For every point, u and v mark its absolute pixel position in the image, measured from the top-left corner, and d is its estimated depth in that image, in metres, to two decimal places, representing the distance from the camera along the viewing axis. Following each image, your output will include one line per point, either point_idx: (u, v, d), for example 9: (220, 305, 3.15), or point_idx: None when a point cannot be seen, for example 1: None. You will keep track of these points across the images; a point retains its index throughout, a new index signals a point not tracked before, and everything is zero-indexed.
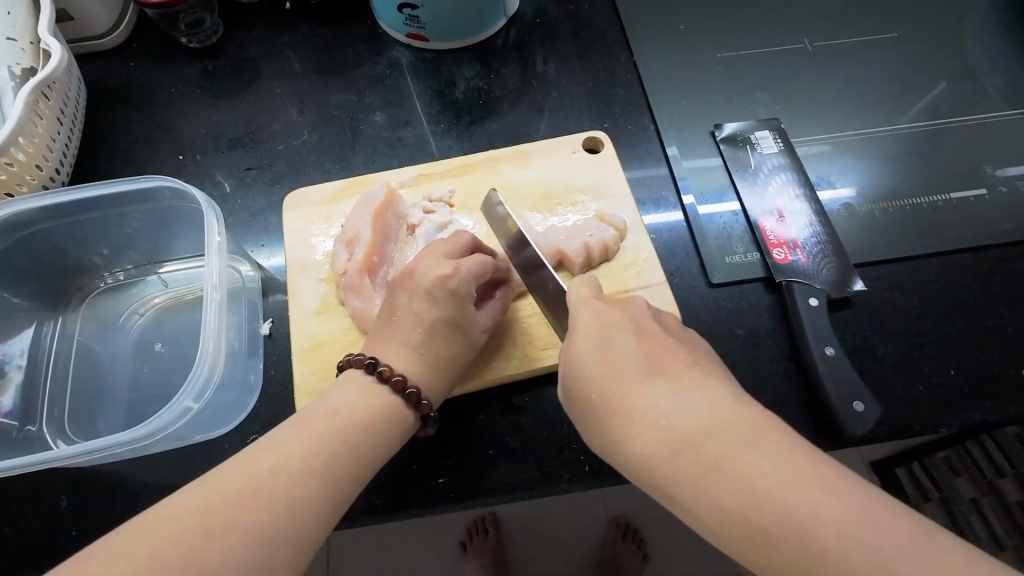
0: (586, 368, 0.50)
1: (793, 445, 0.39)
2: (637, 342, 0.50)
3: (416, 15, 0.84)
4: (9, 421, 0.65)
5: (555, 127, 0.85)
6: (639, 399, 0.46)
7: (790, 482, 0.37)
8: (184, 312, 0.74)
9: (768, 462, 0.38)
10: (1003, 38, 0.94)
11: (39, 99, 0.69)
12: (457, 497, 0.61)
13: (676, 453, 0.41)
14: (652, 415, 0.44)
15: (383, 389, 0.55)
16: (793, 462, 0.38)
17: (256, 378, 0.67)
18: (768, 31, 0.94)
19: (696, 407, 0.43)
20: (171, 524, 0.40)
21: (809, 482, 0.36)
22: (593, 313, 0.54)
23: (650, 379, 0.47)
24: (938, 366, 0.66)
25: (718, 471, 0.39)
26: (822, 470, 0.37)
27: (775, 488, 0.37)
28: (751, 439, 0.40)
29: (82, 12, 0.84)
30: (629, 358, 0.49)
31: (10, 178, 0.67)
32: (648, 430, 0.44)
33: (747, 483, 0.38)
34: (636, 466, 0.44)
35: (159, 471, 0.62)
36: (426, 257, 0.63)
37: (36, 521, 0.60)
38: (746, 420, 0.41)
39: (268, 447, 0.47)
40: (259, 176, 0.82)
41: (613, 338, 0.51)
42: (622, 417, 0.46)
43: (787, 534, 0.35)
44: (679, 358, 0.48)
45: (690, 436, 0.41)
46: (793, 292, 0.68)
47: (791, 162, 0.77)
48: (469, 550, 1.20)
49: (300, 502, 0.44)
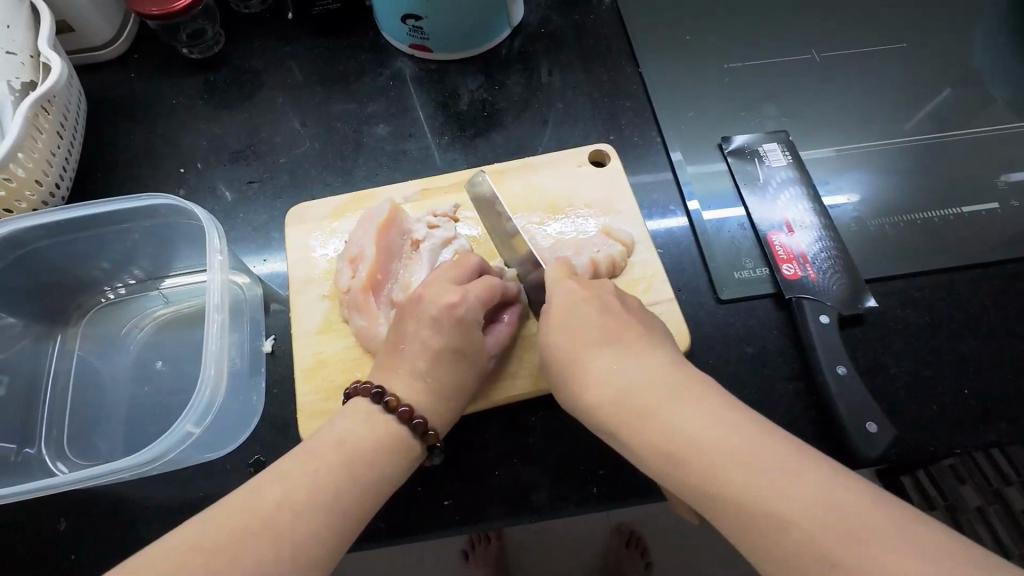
0: (553, 339, 0.57)
1: (713, 401, 0.46)
2: (599, 316, 0.57)
3: (419, 26, 0.83)
4: (7, 443, 0.64)
5: (560, 139, 0.84)
6: (595, 362, 0.53)
7: (712, 431, 0.44)
8: (185, 329, 0.73)
9: (696, 414, 0.45)
10: (1012, 47, 0.93)
11: (39, 114, 0.69)
12: (463, 520, 0.60)
13: (621, 405, 0.49)
14: (601, 373, 0.52)
15: (390, 419, 0.54)
16: (713, 413, 0.45)
17: (259, 398, 0.66)
18: (775, 41, 0.93)
19: (642, 371, 0.51)
20: (173, 557, 0.40)
21: (727, 431, 0.43)
22: (568, 291, 0.60)
23: (605, 348, 0.54)
24: (951, 385, 0.65)
25: (653, 420, 0.47)
26: (733, 419, 0.44)
27: (697, 434, 0.44)
28: (679, 393, 0.47)
29: (82, 24, 0.83)
30: (589, 330, 0.56)
31: (10, 195, 0.66)
32: (597, 385, 0.52)
33: (676, 431, 0.45)
34: (588, 413, 0.52)
35: (160, 494, 0.61)
36: (434, 282, 0.63)
37: (35, 546, 0.59)
38: (684, 383, 0.49)
39: (273, 479, 0.46)
40: (261, 189, 0.81)
41: (578, 311, 0.57)
42: (578, 375, 0.54)
43: (694, 466, 0.43)
44: (634, 331, 0.55)
45: (628, 392, 0.50)
46: (802, 310, 0.67)
47: (800, 175, 0.76)
48: (472, 559, 1.18)
49: (305, 537, 0.44)
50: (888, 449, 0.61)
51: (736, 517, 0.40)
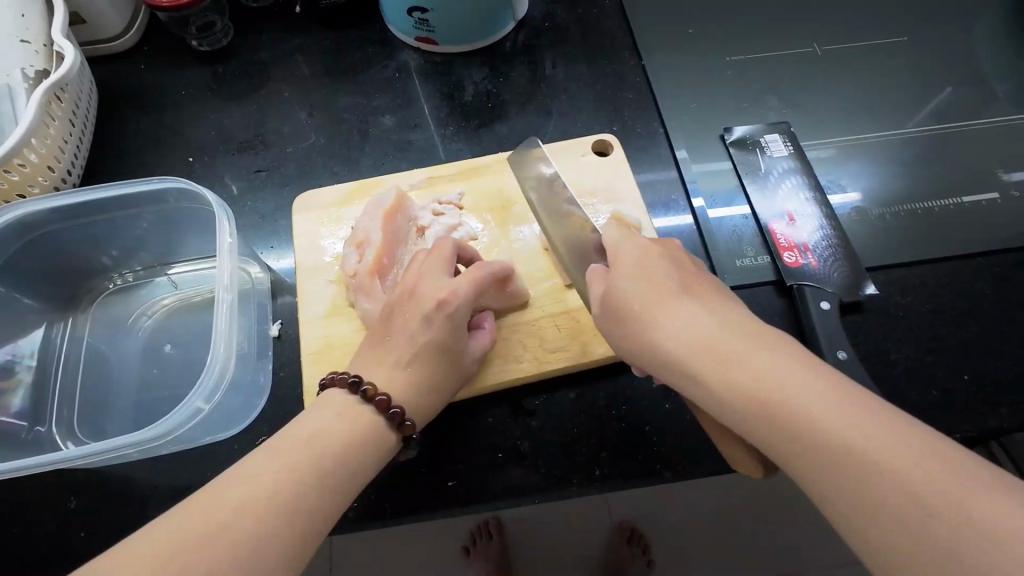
0: (627, 287, 0.54)
1: (807, 357, 0.45)
2: (674, 268, 0.54)
3: (426, 19, 0.84)
4: (18, 421, 0.64)
5: (564, 131, 0.85)
6: (679, 313, 0.50)
7: (822, 392, 0.41)
8: (193, 313, 0.74)
9: (791, 368, 0.44)
10: (1011, 43, 0.94)
11: (52, 101, 0.70)
12: (467, 500, 0.61)
13: (710, 356, 0.47)
14: (683, 321, 0.49)
15: (366, 409, 0.54)
16: (806, 366, 0.44)
17: (266, 379, 0.67)
18: (777, 35, 0.94)
19: (729, 326, 0.48)
20: (149, 550, 0.39)
21: (824, 386, 0.42)
22: (637, 245, 0.57)
23: (687, 298, 0.51)
24: (953, 371, 0.66)
25: (749, 373, 0.44)
26: (827, 374, 0.43)
27: (797, 391, 0.42)
28: (769, 345, 0.46)
29: (94, 16, 0.85)
30: (667, 279, 0.53)
31: (22, 180, 0.67)
32: (679, 332, 0.49)
33: (780, 388, 0.43)
34: (664, 361, 0.50)
35: (168, 473, 0.62)
36: (424, 278, 0.63)
37: (45, 524, 0.60)
38: (776, 342, 0.46)
39: (248, 469, 0.46)
40: (267, 178, 0.82)
41: (655, 261, 0.55)
42: (657, 322, 0.51)
43: (791, 414, 0.41)
44: (713, 288, 0.53)
45: (714, 342, 0.47)
46: (804, 296, 0.68)
47: (801, 166, 0.77)
48: (473, 553, 1.18)
49: (288, 527, 0.44)
50: None
51: (854, 480, 0.38)
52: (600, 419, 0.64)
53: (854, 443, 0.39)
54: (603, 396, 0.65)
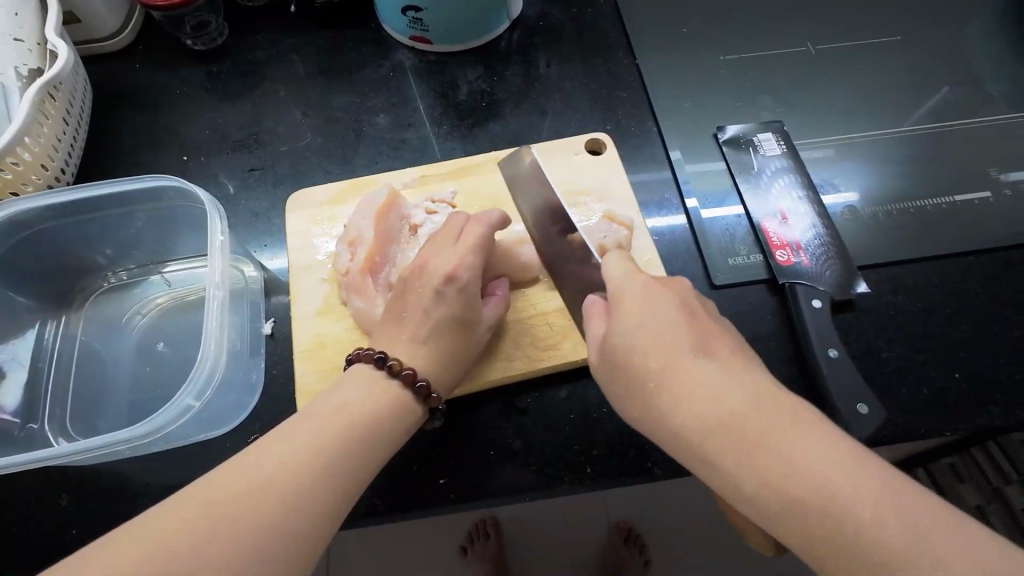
0: (629, 338, 0.50)
1: (834, 434, 0.40)
2: (683, 319, 0.50)
3: (420, 18, 0.84)
4: (11, 419, 0.65)
5: (558, 130, 0.85)
6: (684, 369, 0.46)
7: (838, 465, 0.38)
8: (186, 312, 0.75)
9: (817, 451, 0.39)
10: (1005, 43, 0.94)
11: (45, 100, 0.70)
12: (459, 498, 0.61)
13: (717, 421, 0.42)
14: (695, 388, 0.44)
15: (392, 383, 0.56)
16: (832, 446, 0.39)
17: (258, 377, 0.67)
18: (771, 35, 0.94)
19: (737, 383, 0.44)
20: (159, 541, 0.38)
21: (855, 473, 0.37)
22: (642, 285, 0.53)
23: (699, 357, 0.46)
24: (945, 370, 0.66)
25: (758, 441, 0.40)
26: (854, 453, 0.39)
27: (825, 479, 0.37)
28: (792, 420, 0.41)
29: (89, 15, 0.85)
30: (676, 333, 0.48)
31: (16, 178, 0.68)
32: (692, 402, 0.44)
33: (792, 461, 0.39)
34: (674, 435, 0.45)
35: (160, 472, 0.62)
36: (435, 254, 0.65)
37: (36, 522, 0.60)
38: (793, 410, 0.42)
39: (259, 459, 0.45)
40: (262, 177, 0.82)
41: (662, 311, 0.50)
42: (667, 388, 0.46)
43: (820, 508, 0.37)
44: (726, 343, 0.48)
45: (732, 416, 0.42)
46: (796, 295, 0.68)
47: (794, 164, 0.77)
48: (470, 553, 1.19)
49: (301, 515, 0.43)
50: (878, 432, 0.61)
51: None
52: (591, 417, 0.64)
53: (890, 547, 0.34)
54: (593, 394, 0.65)
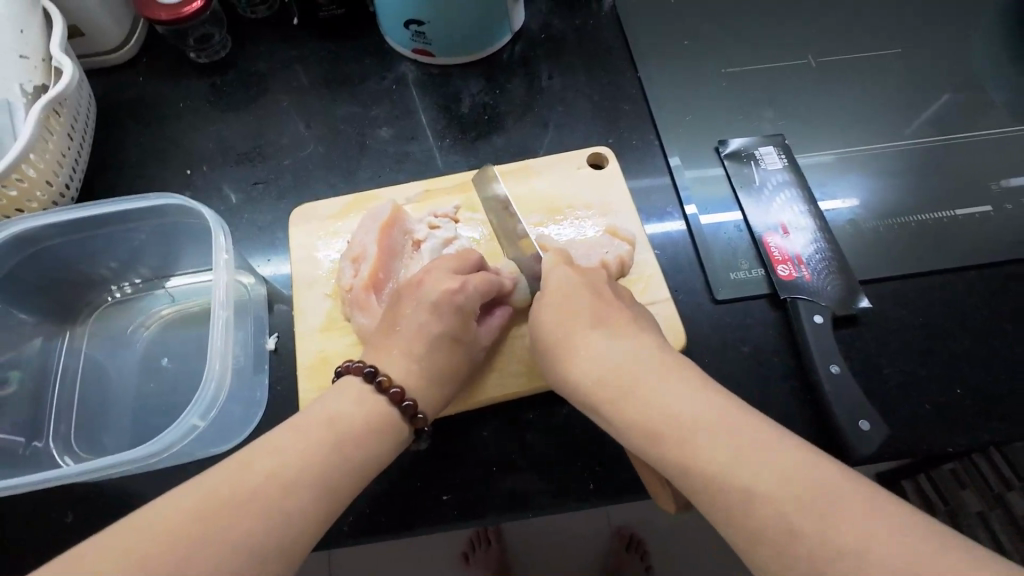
0: (585, 364, 0.54)
1: (691, 378, 0.49)
2: (590, 298, 0.60)
3: (422, 31, 0.85)
4: (15, 436, 0.65)
5: (560, 142, 0.85)
6: (589, 342, 0.55)
7: (688, 403, 0.46)
8: (191, 327, 0.75)
9: (672, 392, 0.48)
10: (1007, 54, 0.94)
11: (50, 116, 0.70)
12: (461, 514, 0.61)
13: (681, 444, 0.44)
14: (589, 352, 0.54)
15: (381, 399, 0.55)
16: (686, 388, 0.48)
17: (262, 394, 0.67)
18: (773, 45, 0.94)
19: (702, 405, 0.46)
20: (139, 543, 0.39)
21: (702, 407, 0.46)
22: (564, 275, 0.63)
23: (596, 327, 0.56)
24: (945, 384, 0.66)
25: (692, 444, 0.44)
26: (705, 392, 0.47)
27: (675, 413, 0.46)
28: (657, 370, 0.50)
29: (93, 29, 0.85)
30: (580, 309, 0.58)
31: (21, 195, 0.68)
32: (586, 363, 0.54)
33: (672, 412, 0.46)
34: (574, 391, 0.54)
35: (164, 488, 0.63)
36: (434, 271, 0.64)
37: (41, 539, 0.60)
38: (665, 363, 0.51)
39: (244, 465, 0.45)
40: (265, 191, 0.82)
41: (573, 292, 0.60)
42: (569, 354, 0.56)
43: (671, 436, 0.45)
44: (623, 315, 0.58)
45: (612, 371, 0.52)
46: (798, 309, 0.68)
47: (795, 179, 0.78)
48: (472, 560, 1.20)
49: (284, 528, 0.43)
50: (881, 447, 0.62)
51: (717, 490, 0.42)
52: (595, 434, 0.64)
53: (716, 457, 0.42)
54: None
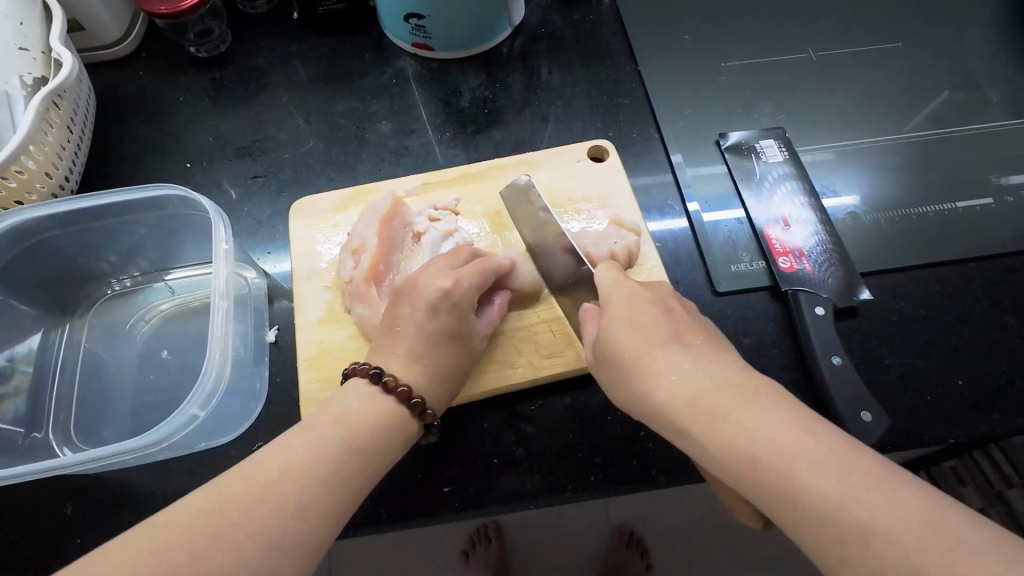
0: (665, 387, 0.49)
1: (790, 407, 0.45)
2: (662, 316, 0.55)
3: (422, 26, 0.85)
4: (14, 427, 0.65)
5: (560, 136, 0.85)
6: (666, 361, 0.50)
7: (793, 433, 0.42)
8: (190, 320, 0.75)
9: (773, 419, 0.43)
10: (1004, 50, 0.95)
11: (50, 108, 0.70)
12: (462, 506, 0.61)
13: (788, 477, 0.40)
14: (671, 373, 0.50)
15: (389, 399, 0.55)
16: (788, 417, 0.43)
17: (262, 385, 0.67)
18: (772, 41, 0.95)
19: (806, 437, 0.41)
20: (155, 539, 0.39)
21: (811, 438, 0.41)
22: (626, 290, 0.58)
23: (676, 346, 0.52)
24: (946, 376, 0.66)
25: (803, 480, 0.39)
26: (809, 423, 0.43)
27: (781, 444, 0.41)
28: (753, 396, 0.46)
29: (92, 23, 0.85)
30: (655, 327, 0.53)
31: (20, 187, 0.68)
32: (669, 384, 0.49)
33: (776, 442, 0.42)
34: (654, 413, 0.50)
35: (163, 480, 0.62)
36: (427, 271, 0.64)
37: (40, 530, 0.60)
38: (757, 388, 0.47)
39: (257, 463, 0.45)
40: (264, 184, 0.82)
41: (643, 307, 0.56)
42: (646, 372, 0.51)
43: (776, 468, 0.41)
44: (701, 335, 0.53)
45: (699, 394, 0.47)
46: (798, 302, 0.68)
47: (796, 171, 0.78)
48: (472, 558, 1.19)
49: (301, 523, 0.43)
50: (882, 439, 0.61)
51: (836, 535, 0.37)
52: (596, 426, 0.64)
53: (833, 497, 0.38)
54: (596, 404, 0.65)
